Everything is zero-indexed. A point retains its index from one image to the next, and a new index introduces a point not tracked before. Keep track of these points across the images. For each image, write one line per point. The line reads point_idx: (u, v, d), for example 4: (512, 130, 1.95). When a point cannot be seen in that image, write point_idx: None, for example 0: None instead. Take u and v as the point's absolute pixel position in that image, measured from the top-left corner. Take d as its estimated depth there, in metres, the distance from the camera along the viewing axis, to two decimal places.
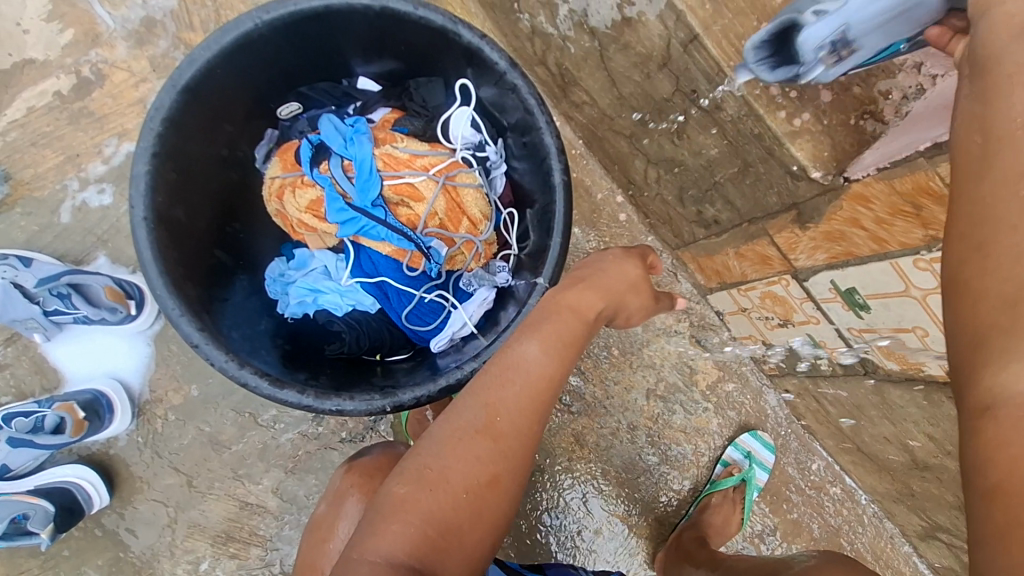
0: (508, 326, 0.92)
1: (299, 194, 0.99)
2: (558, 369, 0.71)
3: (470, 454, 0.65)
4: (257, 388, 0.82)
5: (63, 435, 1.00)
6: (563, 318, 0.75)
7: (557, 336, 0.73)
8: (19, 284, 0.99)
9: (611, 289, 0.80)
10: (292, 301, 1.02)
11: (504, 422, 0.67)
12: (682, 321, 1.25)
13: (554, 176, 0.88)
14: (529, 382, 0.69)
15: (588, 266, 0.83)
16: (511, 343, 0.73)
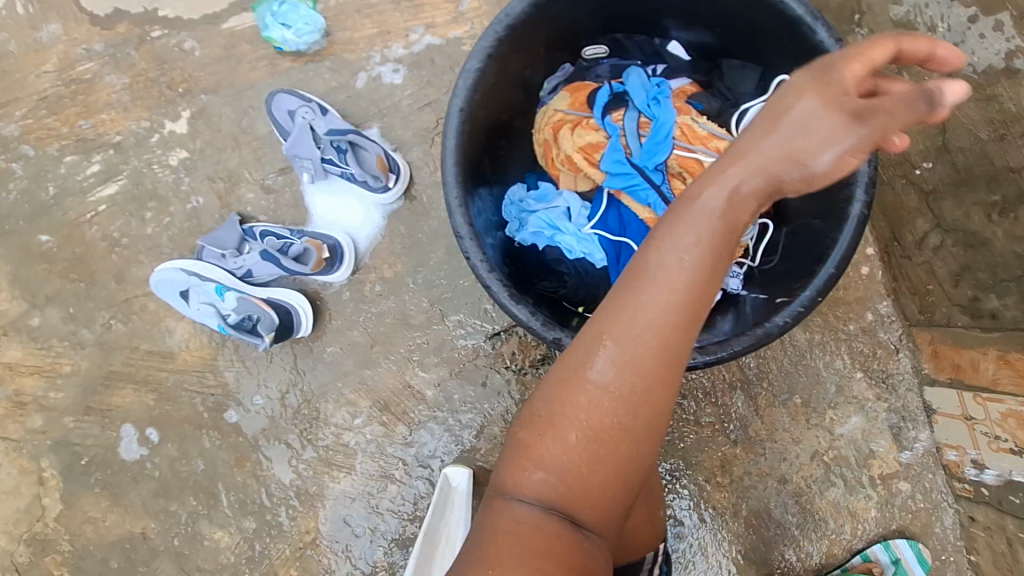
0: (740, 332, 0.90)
1: (580, 134, 1.00)
2: (705, 267, 0.50)
3: (591, 384, 0.51)
4: (496, 294, 0.86)
5: (303, 264, 1.13)
6: (727, 176, 0.51)
7: (717, 227, 0.51)
8: (313, 127, 1.13)
9: (814, 139, 0.50)
10: (528, 228, 1.04)
11: (628, 353, 0.49)
12: (881, 401, 1.18)
13: (853, 207, 0.85)
14: (660, 306, 0.49)
15: (805, 109, 0.52)
16: (659, 238, 0.51)
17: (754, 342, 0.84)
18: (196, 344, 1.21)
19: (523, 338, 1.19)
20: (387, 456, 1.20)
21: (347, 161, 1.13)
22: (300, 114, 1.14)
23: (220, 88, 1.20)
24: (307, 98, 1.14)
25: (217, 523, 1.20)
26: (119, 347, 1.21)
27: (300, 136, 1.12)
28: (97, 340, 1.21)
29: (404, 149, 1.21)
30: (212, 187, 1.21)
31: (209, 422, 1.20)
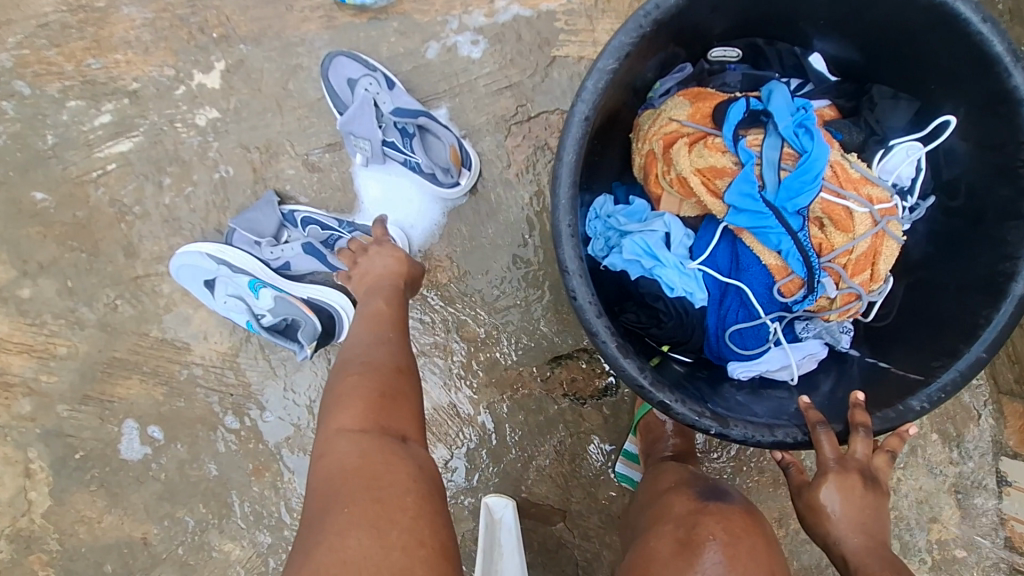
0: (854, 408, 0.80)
1: (703, 154, 0.84)
2: (408, 364, 0.79)
3: (402, 395, 0.75)
4: (605, 345, 0.74)
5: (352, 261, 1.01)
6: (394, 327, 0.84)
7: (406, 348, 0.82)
8: (377, 103, 0.97)
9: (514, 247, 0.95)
10: (623, 254, 0.90)
11: (401, 407, 0.74)
12: (951, 464, 1.11)
13: (1016, 284, 0.75)
14: (384, 377, 0.76)
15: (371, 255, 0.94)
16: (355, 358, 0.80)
17: (885, 425, 0.76)
18: (213, 334, 1.06)
19: (585, 364, 1.08)
20: None
21: (413, 147, 0.97)
22: (362, 85, 0.98)
23: (264, 39, 1.01)
24: (372, 68, 0.98)
25: (228, 535, 1.08)
26: (125, 332, 1.05)
27: (360, 111, 0.95)
28: (100, 321, 1.05)
29: (474, 136, 1.05)
30: (246, 156, 1.03)
31: (224, 423, 1.07)
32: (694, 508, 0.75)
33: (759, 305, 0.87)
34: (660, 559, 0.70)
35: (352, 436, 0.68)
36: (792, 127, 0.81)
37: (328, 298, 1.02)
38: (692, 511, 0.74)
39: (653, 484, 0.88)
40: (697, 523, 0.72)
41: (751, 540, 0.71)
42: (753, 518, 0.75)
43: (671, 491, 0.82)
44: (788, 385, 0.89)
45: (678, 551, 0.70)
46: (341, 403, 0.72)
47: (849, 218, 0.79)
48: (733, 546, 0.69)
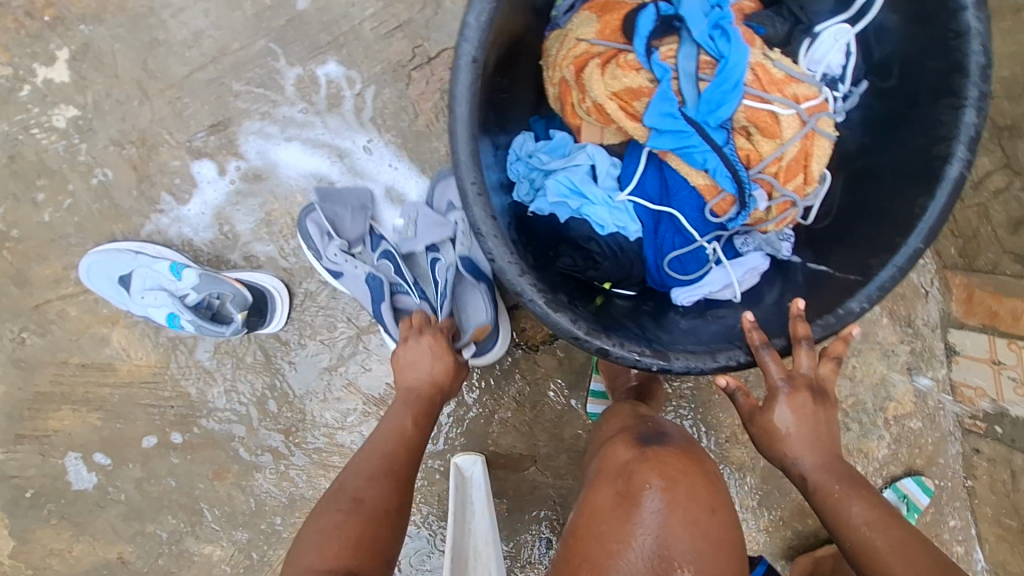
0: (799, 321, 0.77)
1: (615, 75, 0.77)
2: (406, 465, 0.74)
3: (403, 476, 0.73)
4: (532, 303, 0.70)
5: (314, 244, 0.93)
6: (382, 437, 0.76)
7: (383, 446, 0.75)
8: (359, 162, 0.96)
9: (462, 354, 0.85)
10: (548, 197, 0.85)
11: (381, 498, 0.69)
12: (904, 345, 1.13)
13: (951, 168, 0.71)
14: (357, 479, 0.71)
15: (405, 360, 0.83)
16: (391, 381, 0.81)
17: (824, 333, 0.75)
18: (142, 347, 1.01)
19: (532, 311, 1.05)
20: None
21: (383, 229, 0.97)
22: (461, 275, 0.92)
23: (107, 15, 0.91)
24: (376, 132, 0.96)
25: (204, 539, 1.08)
26: (43, 364, 0.99)
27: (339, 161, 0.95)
28: (12, 357, 0.99)
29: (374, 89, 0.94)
30: (122, 154, 0.93)
31: (175, 432, 1.05)
32: (635, 454, 0.75)
33: (693, 229, 0.83)
34: (604, 511, 0.70)
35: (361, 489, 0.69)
36: (705, 31, 0.73)
37: (257, 278, 0.95)
38: (631, 460, 0.74)
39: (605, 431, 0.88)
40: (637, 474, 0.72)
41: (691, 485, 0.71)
42: (692, 458, 0.75)
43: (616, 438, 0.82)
44: (732, 304, 0.86)
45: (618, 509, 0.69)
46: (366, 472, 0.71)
47: (774, 123, 0.73)
48: (671, 490, 0.69)
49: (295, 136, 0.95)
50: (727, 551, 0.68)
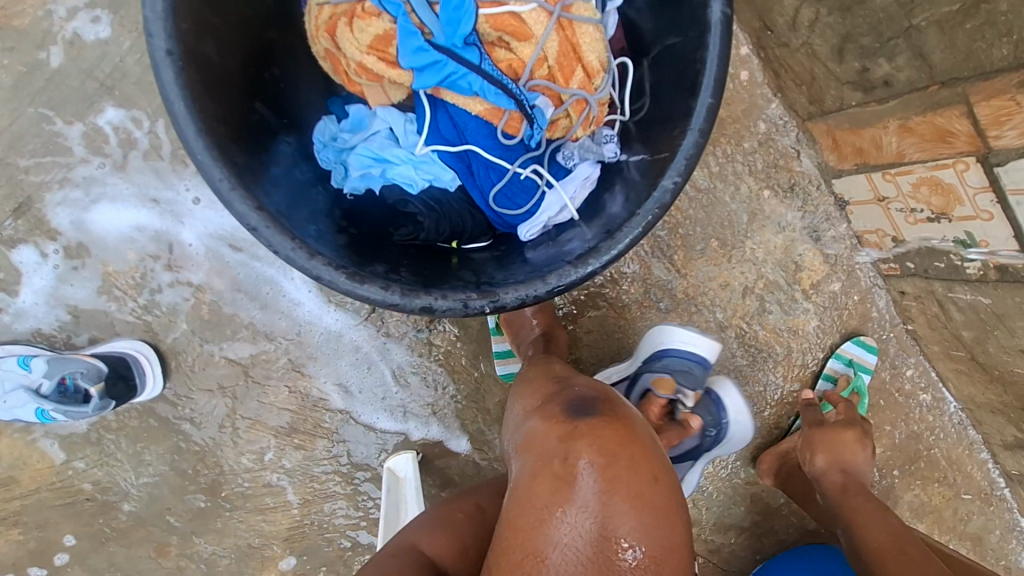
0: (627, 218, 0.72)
1: (359, 29, 0.74)
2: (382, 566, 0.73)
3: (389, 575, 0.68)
4: (333, 283, 0.67)
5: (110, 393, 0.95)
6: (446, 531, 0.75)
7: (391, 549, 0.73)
8: (178, 213, 0.97)
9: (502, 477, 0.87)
10: (354, 173, 0.83)
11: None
12: (795, 210, 1.09)
13: (711, 11, 0.68)
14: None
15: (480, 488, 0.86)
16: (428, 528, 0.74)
17: (647, 223, 0.70)
18: (42, 448, 1.01)
19: None
20: (318, 477, 1.05)
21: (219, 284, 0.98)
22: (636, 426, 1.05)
23: None
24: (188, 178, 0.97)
25: None
26: None
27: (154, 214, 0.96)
28: None
29: (162, 120, 0.96)
30: None
31: (103, 523, 1.03)
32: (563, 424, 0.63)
33: (502, 158, 0.80)
34: (534, 495, 0.59)
35: None
36: None
37: (113, 346, 0.95)
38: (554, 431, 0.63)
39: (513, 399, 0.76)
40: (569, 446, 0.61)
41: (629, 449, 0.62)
42: (628, 422, 0.64)
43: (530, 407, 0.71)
44: (575, 222, 0.82)
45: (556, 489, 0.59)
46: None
47: (521, 24, 0.69)
48: (610, 467, 0.59)
49: (104, 195, 0.96)
50: (673, 521, 0.59)
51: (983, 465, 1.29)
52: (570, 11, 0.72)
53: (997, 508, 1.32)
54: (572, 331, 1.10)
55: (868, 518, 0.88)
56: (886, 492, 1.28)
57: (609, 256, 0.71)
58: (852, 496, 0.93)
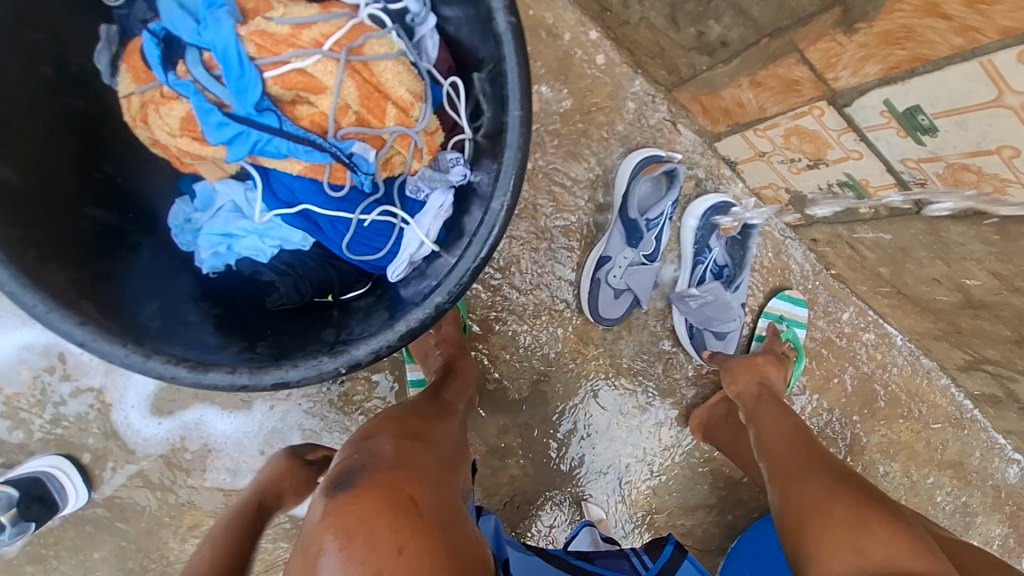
0: (472, 241, 0.70)
1: (165, 113, 0.72)
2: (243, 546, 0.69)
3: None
4: (177, 379, 0.66)
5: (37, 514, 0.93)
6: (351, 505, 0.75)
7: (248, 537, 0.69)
8: None
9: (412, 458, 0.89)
10: (205, 254, 0.81)
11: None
12: (686, 182, 1.06)
13: (497, 20, 0.65)
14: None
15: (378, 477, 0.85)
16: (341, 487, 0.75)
17: (486, 249, 0.69)
18: None
19: None
20: (265, 547, 1.04)
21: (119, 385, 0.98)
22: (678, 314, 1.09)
23: None
24: None
25: None
26: None
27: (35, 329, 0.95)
28: None
29: None
30: None
31: None
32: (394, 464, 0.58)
33: (341, 211, 0.76)
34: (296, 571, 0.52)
35: None
36: (193, 27, 0.66)
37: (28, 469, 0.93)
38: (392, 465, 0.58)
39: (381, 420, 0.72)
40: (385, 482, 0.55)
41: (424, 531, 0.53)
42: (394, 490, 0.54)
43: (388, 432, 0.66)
44: (439, 253, 0.79)
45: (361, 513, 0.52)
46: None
47: (310, 78, 0.66)
48: (350, 546, 0.49)
49: None
50: None
51: (946, 391, 1.26)
52: (363, 50, 0.69)
53: (971, 429, 1.29)
54: (489, 352, 1.08)
55: (768, 418, 0.91)
56: (852, 438, 1.25)
57: (454, 288, 0.69)
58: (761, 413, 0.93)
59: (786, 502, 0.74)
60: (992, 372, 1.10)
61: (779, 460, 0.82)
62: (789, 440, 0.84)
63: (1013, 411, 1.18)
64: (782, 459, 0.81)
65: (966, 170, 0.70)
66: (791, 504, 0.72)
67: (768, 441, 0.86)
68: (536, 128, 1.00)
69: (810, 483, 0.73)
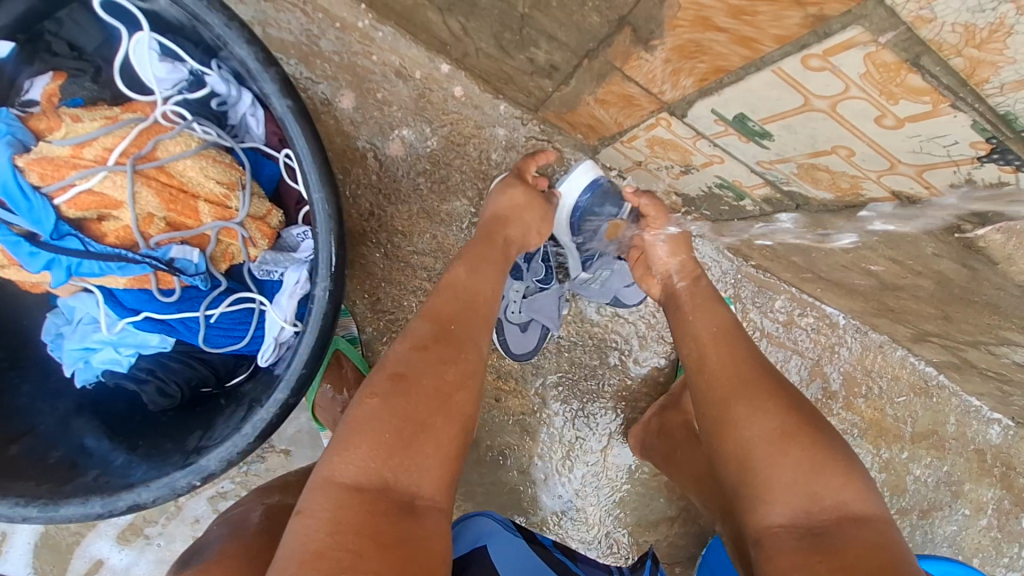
0: (307, 321, 0.66)
1: None
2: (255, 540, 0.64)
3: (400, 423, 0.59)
4: (32, 518, 0.67)
5: None
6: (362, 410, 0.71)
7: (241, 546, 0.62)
8: None
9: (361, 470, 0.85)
10: (73, 370, 0.81)
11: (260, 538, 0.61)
12: None
13: (274, 105, 0.61)
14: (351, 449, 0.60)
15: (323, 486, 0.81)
16: (242, 514, 0.71)
17: (319, 336, 0.66)
18: None
19: None
20: None
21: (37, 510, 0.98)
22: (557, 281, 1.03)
23: None
24: None
25: None
26: None
27: None
28: None
29: None
30: None
31: None
32: (465, 360, 0.65)
33: (182, 312, 0.74)
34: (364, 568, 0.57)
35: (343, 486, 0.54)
36: None
37: None
38: (467, 361, 0.66)
39: (428, 314, 0.69)
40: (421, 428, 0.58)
41: (427, 530, 0.54)
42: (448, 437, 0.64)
43: (441, 321, 0.68)
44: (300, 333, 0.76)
45: (394, 487, 0.55)
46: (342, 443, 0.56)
47: (103, 196, 0.65)
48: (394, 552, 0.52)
49: None
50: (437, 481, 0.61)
51: (904, 361, 1.19)
52: (155, 155, 0.67)
53: (940, 396, 1.22)
54: None
55: (695, 316, 0.75)
56: None
57: (294, 382, 0.67)
58: (682, 304, 0.79)
59: (717, 431, 0.64)
60: (939, 343, 1.02)
61: (709, 369, 0.68)
62: (716, 340, 0.71)
63: (975, 376, 1.10)
64: (710, 370, 0.68)
65: (817, 169, 0.63)
66: (722, 445, 0.63)
67: (695, 342, 0.72)
68: (407, 173, 0.96)
69: (741, 416, 0.62)
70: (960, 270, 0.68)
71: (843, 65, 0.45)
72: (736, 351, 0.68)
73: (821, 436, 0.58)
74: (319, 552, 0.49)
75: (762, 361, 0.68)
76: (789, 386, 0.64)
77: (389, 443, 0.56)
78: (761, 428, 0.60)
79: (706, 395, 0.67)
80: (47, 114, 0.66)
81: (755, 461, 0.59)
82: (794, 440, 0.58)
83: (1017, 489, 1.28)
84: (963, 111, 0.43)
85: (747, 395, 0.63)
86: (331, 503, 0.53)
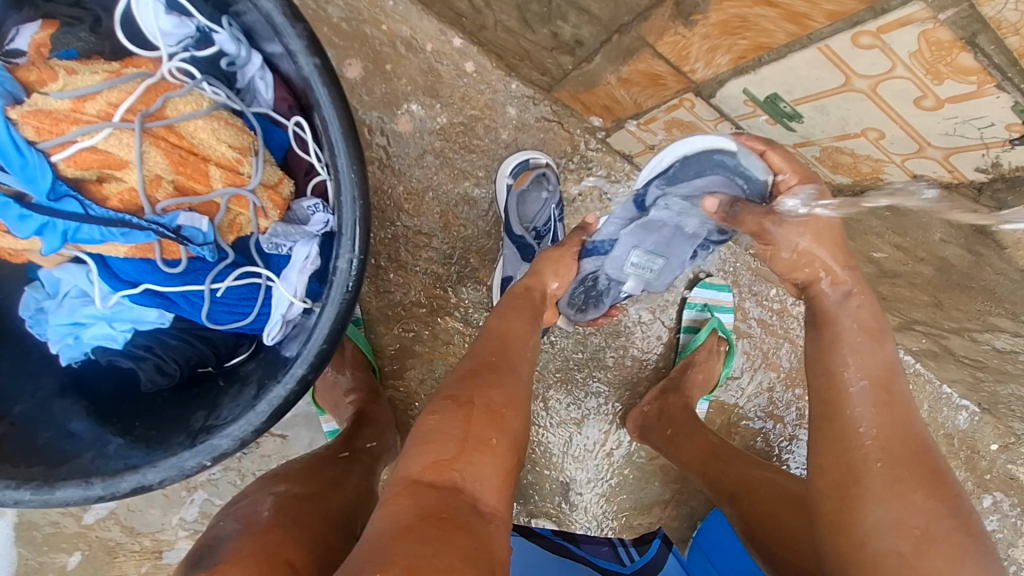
0: (334, 294, 0.63)
1: None
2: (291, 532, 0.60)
3: (477, 431, 0.59)
4: (22, 503, 0.62)
5: None
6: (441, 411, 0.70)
7: (266, 541, 0.58)
8: None
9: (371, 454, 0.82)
10: (58, 347, 0.76)
11: (290, 552, 0.57)
12: (586, 181, 1.01)
13: (302, 67, 0.59)
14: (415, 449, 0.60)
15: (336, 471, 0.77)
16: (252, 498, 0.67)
17: (340, 311, 0.64)
18: None
19: None
20: None
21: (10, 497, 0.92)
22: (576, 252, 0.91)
23: None
24: None
25: None
26: None
27: None
28: None
29: None
30: None
31: None
32: (512, 387, 0.66)
33: (186, 285, 0.70)
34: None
35: (417, 486, 0.54)
36: None
37: None
38: (515, 382, 0.67)
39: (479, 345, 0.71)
40: (492, 441, 0.59)
41: (496, 539, 0.53)
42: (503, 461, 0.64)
43: (490, 356, 0.68)
44: (311, 310, 0.72)
45: (461, 490, 0.55)
46: (414, 448, 0.58)
47: (107, 155, 0.60)
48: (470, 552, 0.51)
49: None
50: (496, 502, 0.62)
51: None
52: (165, 114, 0.63)
53: (915, 383, 1.28)
54: (406, 388, 1.01)
55: (851, 352, 0.66)
56: (799, 412, 1.20)
57: (312, 358, 0.64)
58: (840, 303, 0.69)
59: (841, 497, 0.62)
60: (923, 331, 1.07)
61: (851, 432, 0.63)
62: (870, 390, 0.64)
63: (951, 363, 1.16)
64: (852, 432, 0.63)
65: (841, 153, 0.65)
66: (845, 513, 0.61)
67: (842, 388, 0.65)
68: (416, 148, 0.94)
69: (878, 494, 0.59)
70: (962, 256, 0.71)
71: (894, 43, 0.46)
72: (893, 420, 0.63)
73: (973, 546, 0.55)
74: (409, 527, 0.49)
75: (918, 430, 0.62)
76: (941, 466, 0.60)
77: (453, 451, 0.57)
78: (899, 522, 0.57)
79: (835, 455, 0.64)
80: (36, 66, 0.61)
81: (876, 552, 0.57)
82: (938, 545, 0.55)
83: (980, 471, 1.35)
84: (1006, 92, 0.45)
85: (900, 482, 0.59)
86: (410, 500, 0.53)
